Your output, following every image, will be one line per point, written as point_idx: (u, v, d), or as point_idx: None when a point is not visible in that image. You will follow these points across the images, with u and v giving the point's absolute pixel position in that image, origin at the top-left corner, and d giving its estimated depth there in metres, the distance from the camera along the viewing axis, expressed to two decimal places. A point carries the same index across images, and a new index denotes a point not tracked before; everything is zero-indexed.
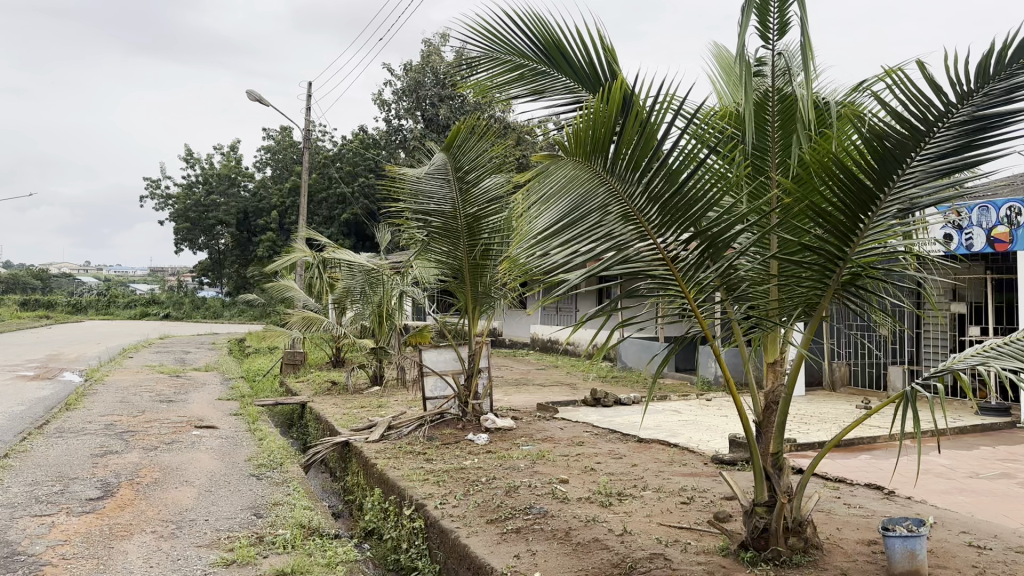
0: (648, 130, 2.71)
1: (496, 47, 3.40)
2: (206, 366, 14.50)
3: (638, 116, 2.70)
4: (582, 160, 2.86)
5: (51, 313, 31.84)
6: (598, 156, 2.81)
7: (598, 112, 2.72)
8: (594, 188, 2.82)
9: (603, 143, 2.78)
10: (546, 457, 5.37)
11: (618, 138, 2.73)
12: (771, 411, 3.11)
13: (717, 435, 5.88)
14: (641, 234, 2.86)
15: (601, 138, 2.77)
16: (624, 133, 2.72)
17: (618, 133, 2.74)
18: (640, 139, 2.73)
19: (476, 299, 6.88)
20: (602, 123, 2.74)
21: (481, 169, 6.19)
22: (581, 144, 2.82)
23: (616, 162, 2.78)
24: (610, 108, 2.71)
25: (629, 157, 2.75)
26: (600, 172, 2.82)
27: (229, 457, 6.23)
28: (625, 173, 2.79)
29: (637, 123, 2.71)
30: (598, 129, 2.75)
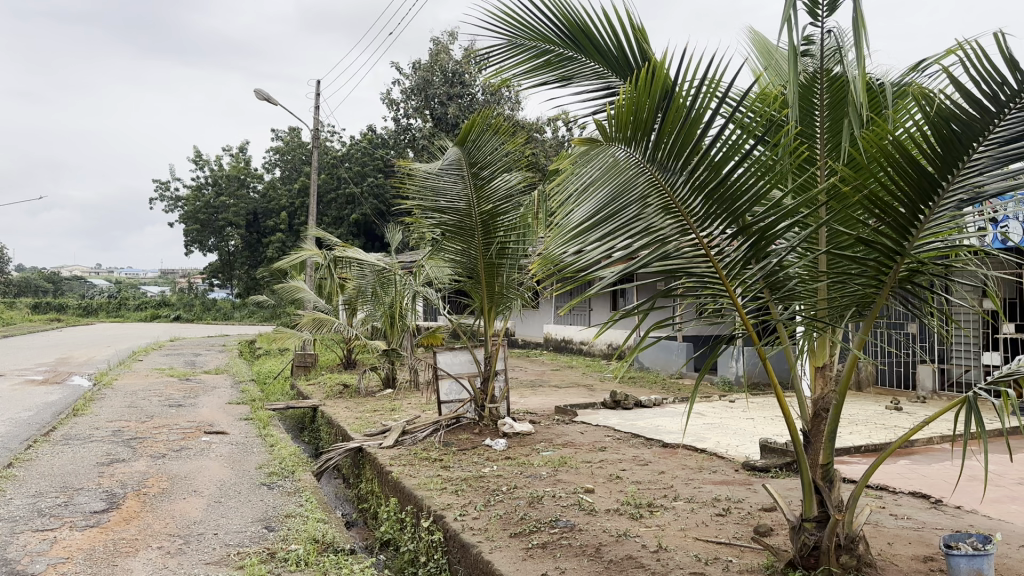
0: (690, 113, 2.51)
1: (520, 31, 3.18)
2: (216, 368, 14.34)
3: (681, 99, 2.50)
4: (623, 147, 2.67)
5: (63, 316, 31.87)
6: (639, 143, 2.62)
7: (637, 95, 2.52)
8: (633, 177, 2.63)
9: (644, 128, 2.58)
10: (568, 464, 5.15)
11: (660, 123, 2.53)
12: (820, 418, 2.90)
13: (746, 439, 5.65)
14: (683, 229, 2.64)
15: (640, 123, 2.58)
16: (667, 116, 2.52)
17: (659, 119, 2.53)
18: (682, 123, 2.52)
19: (492, 300, 6.62)
20: (643, 107, 2.54)
21: (496, 165, 6.00)
22: (620, 130, 2.63)
23: (657, 150, 2.59)
24: (651, 89, 2.52)
25: (671, 143, 2.55)
26: (641, 160, 2.63)
27: (240, 465, 6.03)
28: (667, 161, 2.59)
29: (679, 106, 2.51)
30: (638, 112, 2.55)
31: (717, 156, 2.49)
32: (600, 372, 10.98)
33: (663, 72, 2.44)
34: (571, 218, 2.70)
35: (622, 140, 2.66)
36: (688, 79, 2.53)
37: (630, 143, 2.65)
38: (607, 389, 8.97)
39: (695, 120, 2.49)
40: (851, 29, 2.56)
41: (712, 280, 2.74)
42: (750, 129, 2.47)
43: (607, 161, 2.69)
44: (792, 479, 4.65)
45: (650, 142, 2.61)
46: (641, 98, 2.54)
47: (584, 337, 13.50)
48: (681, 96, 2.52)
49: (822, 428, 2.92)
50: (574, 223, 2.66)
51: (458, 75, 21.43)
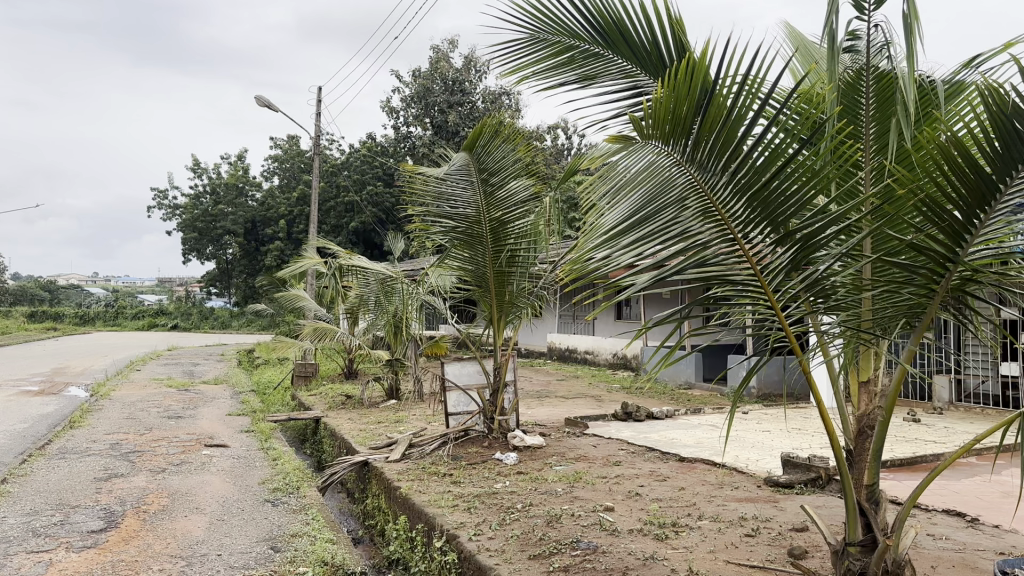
0: (734, 110, 2.28)
1: (546, 26, 3.03)
2: (215, 378, 14.14)
3: (723, 93, 2.27)
4: (660, 145, 2.43)
5: (59, 325, 31.61)
6: (678, 141, 2.39)
7: (676, 89, 2.30)
8: (670, 179, 2.40)
9: (683, 125, 2.36)
10: (583, 479, 4.97)
11: (700, 119, 2.31)
12: (866, 436, 2.75)
13: (766, 453, 5.48)
14: (724, 235, 2.40)
15: (678, 119, 2.35)
16: (709, 111, 2.28)
17: (700, 115, 2.30)
18: (723, 120, 2.30)
19: (501, 309, 6.44)
20: (683, 101, 2.32)
21: (506, 171, 5.83)
22: (656, 127, 2.40)
23: (697, 150, 2.36)
24: (691, 83, 2.29)
25: (712, 141, 2.32)
26: (678, 160, 2.40)
27: (242, 480, 5.85)
28: (706, 161, 2.35)
29: (721, 102, 2.28)
30: (677, 107, 2.33)
31: (760, 155, 2.26)
32: (606, 383, 10.82)
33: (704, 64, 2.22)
34: (602, 220, 2.46)
35: (660, 137, 2.43)
36: (729, 73, 2.31)
37: (666, 141, 2.42)
38: (616, 400, 8.80)
39: (739, 116, 2.26)
40: (904, 22, 2.40)
41: (753, 290, 2.51)
42: (799, 126, 2.24)
43: (644, 161, 2.46)
44: (819, 496, 4.48)
45: (689, 140, 2.38)
46: (680, 92, 2.32)
47: (588, 346, 13.34)
48: (723, 91, 2.29)
49: (867, 446, 2.77)
50: (604, 226, 2.42)
51: (458, 83, 21.32)
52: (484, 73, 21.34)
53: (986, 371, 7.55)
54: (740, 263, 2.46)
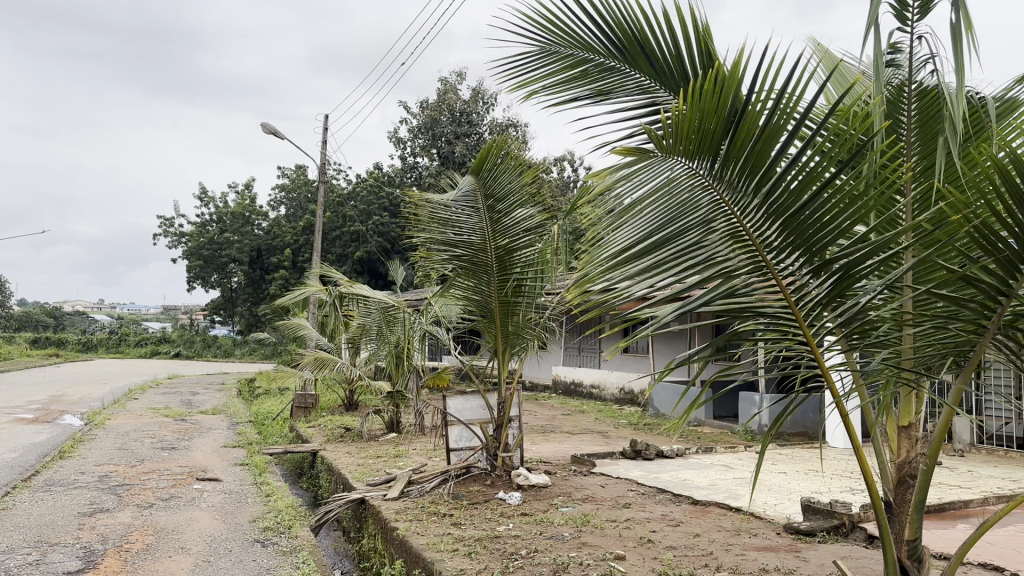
0: (769, 122, 1.96)
1: (559, 38, 2.81)
2: (213, 408, 13.86)
3: (757, 106, 1.95)
4: (685, 163, 2.10)
5: (61, 351, 31.31)
6: (705, 157, 2.06)
7: (703, 101, 1.97)
8: (695, 198, 2.07)
9: (710, 141, 2.03)
10: (591, 523, 4.70)
11: (731, 135, 1.97)
12: (907, 487, 2.49)
13: (784, 497, 5.21)
14: (754, 261, 2.07)
15: (705, 133, 2.02)
16: (740, 127, 1.96)
17: (732, 128, 1.98)
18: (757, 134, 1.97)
19: (507, 340, 6.18)
20: (710, 114, 1.98)
21: (513, 198, 5.63)
22: (681, 141, 2.07)
23: (725, 168, 2.04)
24: (721, 93, 1.96)
25: (742, 160, 2.00)
26: (704, 178, 2.07)
27: (232, 518, 5.58)
28: (736, 179, 2.03)
29: (755, 116, 1.95)
30: (704, 120, 1.99)
31: (794, 179, 1.95)
32: (612, 418, 10.54)
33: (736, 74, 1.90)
34: (616, 241, 2.17)
35: (683, 154, 2.10)
36: (764, 81, 1.99)
37: (692, 157, 2.09)
38: (623, 437, 8.52)
39: (774, 130, 1.94)
40: (954, 35, 2.20)
41: (785, 323, 2.20)
42: (842, 145, 1.93)
43: (663, 176, 2.13)
44: (843, 545, 4.20)
45: (716, 157, 2.05)
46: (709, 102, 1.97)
47: (594, 380, 13.08)
48: (757, 103, 1.96)
49: (908, 498, 2.50)
50: (618, 247, 2.13)
51: (466, 114, 21.33)
52: (492, 105, 21.33)
53: (1006, 412, 7.30)
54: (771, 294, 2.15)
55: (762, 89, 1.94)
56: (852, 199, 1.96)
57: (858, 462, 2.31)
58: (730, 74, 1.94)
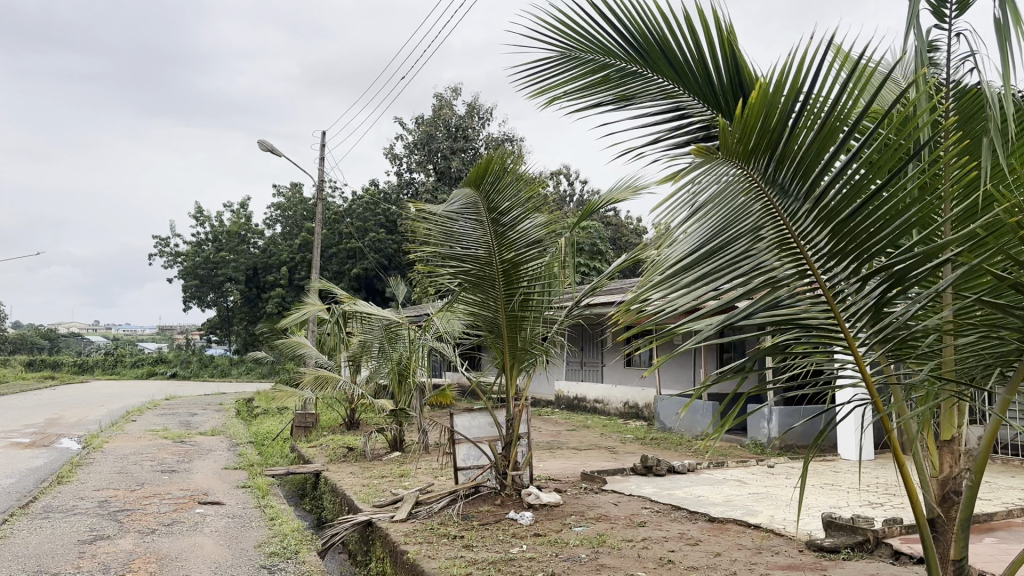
0: (825, 121, 1.85)
1: (579, 43, 2.70)
2: (212, 429, 13.68)
3: (815, 108, 1.87)
4: (738, 167, 2.00)
5: (56, 374, 31.06)
6: (758, 159, 1.97)
7: (760, 101, 1.88)
8: (745, 205, 1.98)
9: (769, 140, 1.93)
10: (608, 543, 4.58)
11: (786, 136, 1.89)
12: (952, 503, 2.38)
13: (803, 513, 5.10)
14: (803, 270, 1.97)
15: (764, 135, 1.93)
16: (796, 127, 1.87)
17: (790, 128, 1.88)
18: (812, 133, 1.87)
19: (514, 355, 6.07)
20: (771, 115, 1.89)
21: (519, 209, 5.51)
22: (738, 141, 1.96)
23: (779, 170, 1.94)
24: (781, 93, 1.88)
25: (796, 164, 1.91)
26: (756, 183, 1.98)
27: (236, 543, 5.44)
28: (788, 182, 1.93)
29: (814, 116, 1.86)
30: (766, 119, 1.90)
31: (841, 187, 1.86)
32: (618, 433, 10.43)
33: (797, 74, 1.83)
34: (666, 252, 2.08)
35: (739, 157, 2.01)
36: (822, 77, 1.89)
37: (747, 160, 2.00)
38: (631, 453, 8.40)
39: (829, 134, 1.84)
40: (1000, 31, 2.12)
41: (830, 337, 2.10)
42: (893, 153, 1.84)
43: (717, 182, 2.03)
44: (870, 562, 4.09)
45: (770, 158, 1.95)
46: (764, 100, 1.87)
47: (597, 395, 12.96)
48: (814, 102, 1.87)
49: (953, 514, 2.39)
50: (668, 258, 2.04)
51: (462, 129, 21.34)
52: (487, 120, 21.34)
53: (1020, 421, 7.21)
54: (818, 304, 2.07)
55: (819, 92, 1.85)
56: (904, 210, 1.86)
57: (899, 474, 2.23)
58: (788, 76, 1.87)
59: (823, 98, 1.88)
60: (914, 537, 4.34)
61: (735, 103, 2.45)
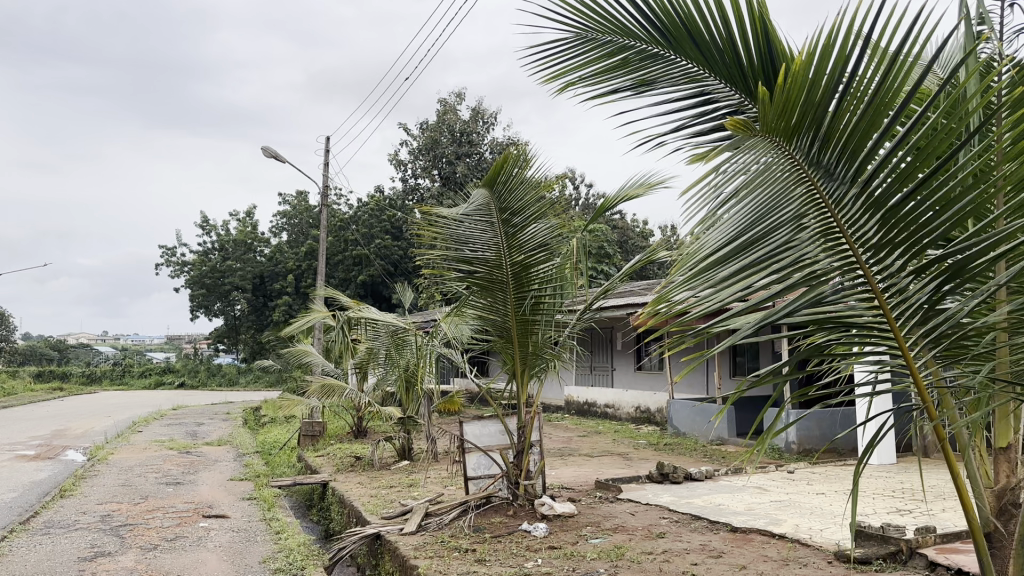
0: (879, 92, 1.65)
1: (595, 23, 2.53)
2: (218, 439, 13.51)
3: (862, 83, 1.68)
4: (778, 147, 1.81)
5: (64, 385, 31.00)
6: (801, 137, 1.77)
7: (802, 73, 1.69)
8: (785, 190, 1.78)
9: (814, 115, 1.74)
10: (626, 556, 4.38)
11: (833, 110, 1.69)
12: (1010, 517, 2.18)
13: (830, 522, 4.90)
14: (849, 263, 1.77)
15: (809, 109, 1.73)
16: (845, 100, 1.68)
17: (837, 101, 1.69)
18: (862, 107, 1.67)
19: (525, 361, 5.88)
20: (816, 86, 1.70)
21: (530, 210, 5.33)
22: (778, 115, 1.76)
23: (825, 149, 1.74)
24: (827, 61, 1.69)
25: (842, 142, 1.71)
26: (798, 165, 1.78)
27: (240, 559, 5.27)
28: (833, 164, 1.74)
29: (861, 93, 1.67)
30: (811, 93, 1.70)
31: (885, 178, 1.67)
32: (631, 439, 10.22)
33: (843, 43, 1.65)
34: (698, 242, 1.89)
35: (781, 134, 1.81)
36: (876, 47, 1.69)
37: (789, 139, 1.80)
38: (646, 459, 8.19)
39: (880, 108, 1.65)
40: None
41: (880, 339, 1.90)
42: (944, 138, 1.65)
43: (754, 165, 1.83)
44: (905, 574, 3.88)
45: (815, 136, 1.76)
46: (808, 71, 1.69)
47: (609, 400, 12.76)
48: (866, 72, 1.67)
49: (1011, 530, 2.18)
50: (700, 253, 1.85)
51: (467, 134, 21.19)
52: (492, 124, 21.19)
53: None
54: (865, 301, 1.87)
55: (872, 58, 1.65)
56: (958, 200, 1.66)
57: (953, 485, 2.03)
58: (837, 42, 1.67)
59: (870, 74, 1.69)
60: (949, 547, 4.13)
61: (765, 85, 2.26)
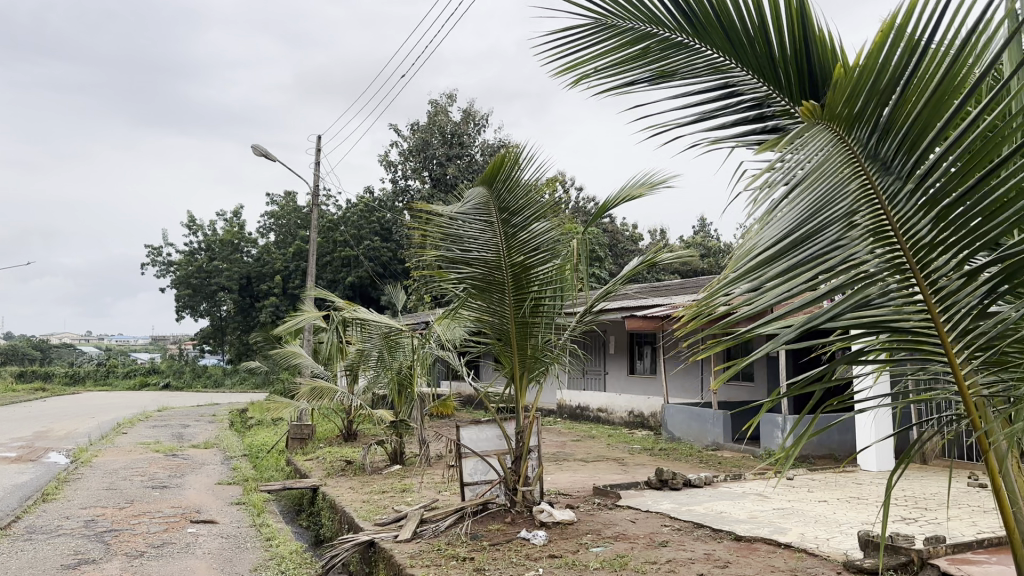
0: (944, 82, 1.55)
1: (614, 10, 2.41)
2: (205, 441, 13.31)
3: (928, 71, 1.59)
4: (841, 139, 1.71)
5: (48, 385, 30.64)
6: (861, 128, 1.68)
7: (869, 62, 1.63)
8: (841, 185, 1.66)
9: (876, 103, 1.65)
10: (630, 566, 4.26)
11: (896, 99, 1.61)
12: None
13: (836, 531, 4.79)
14: (901, 265, 1.66)
15: (872, 98, 1.65)
16: (910, 86, 1.59)
17: (901, 90, 1.60)
18: (927, 95, 1.57)
19: (524, 365, 5.75)
20: (882, 75, 1.63)
21: (530, 210, 5.20)
22: (844, 101, 1.67)
23: (885, 140, 1.65)
24: (896, 46, 1.61)
25: (901, 135, 1.61)
26: (859, 159, 1.68)
27: (230, 567, 5.12)
28: (891, 157, 1.64)
29: (926, 82, 1.58)
30: (876, 80, 1.63)
31: (937, 179, 1.56)
32: (625, 444, 10.12)
33: (917, 27, 1.57)
34: (749, 238, 1.79)
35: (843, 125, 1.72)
36: (947, 35, 1.59)
37: (850, 130, 1.70)
38: (642, 465, 8.08)
39: (943, 98, 1.55)
40: None
41: (928, 348, 1.78)
42: (1006, 136, 1.53)
43: (816, 156, 1.72)
44: None
45: (875, 127, 1.67)
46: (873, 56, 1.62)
47: (601, 404, 12.66)
48: (932, 61, 1.58)
49: None
50: (748, 248, 1.75)
51: (457, 135, 21.08)
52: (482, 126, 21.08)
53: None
54: (913, 305, 1.75)
55: (941, 45, 1.56)
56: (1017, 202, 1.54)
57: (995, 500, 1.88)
58: (906, 28, 1.59)
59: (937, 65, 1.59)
60: (961, 557, 4.03)
61: (795, 75, 2.14)
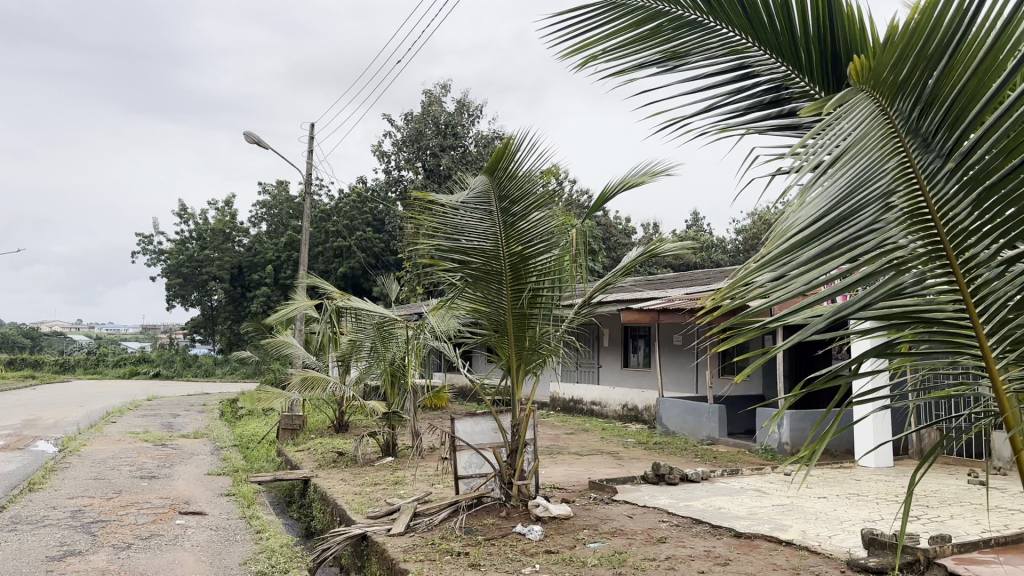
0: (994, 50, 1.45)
1: None
2: (195, 431, 13.17)
3: (978, 39, 1.49)
4: (880, 113, 1.60)
5: (37, 373, 30.37)
6: (903, 99, 1.57)
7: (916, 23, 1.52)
8: (878, 163, 1.55)
9: (922, 71, 1.54)
10: (629, 563, 4.17)
11: (943, 66, 1.50)
12: None
13: (838, 529, 4.71)
14: (936, 251, 1.56)
15: (919, 65, 1.54)
16: (958, 53, 1.48)
17: (949, 56, 1.49)
18: (975, 65, 1.47)
19: (520, 356, 5.65)
20: (932, 36, 1.52)
21: (530, 200, 5.09)
22: (887, 67, 1.56)
23: (926, 113, 1.54)
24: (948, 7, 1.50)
25: (944, 108, 1.51)
26: (898, 135, 1.57)
27: (220, 560, 5.01)
28: (932, 132, 1.53)
29: (975, 51, 1.48)
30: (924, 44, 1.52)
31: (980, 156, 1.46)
32: (619, 437, 10.05)
33: None
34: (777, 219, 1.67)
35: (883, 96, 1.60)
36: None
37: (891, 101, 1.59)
38: (638, 459, 8.00)
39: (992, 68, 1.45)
40: None
41: (960, 341, 1.68)
42: None
43: (855, 130, 1.60)
44: None
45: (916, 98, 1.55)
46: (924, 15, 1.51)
47: (595, 397, 12.59)
48: (984, 27, 1.48)
49: None
50: (777, 229, 1.63)
51: (451, 126, 20.92)
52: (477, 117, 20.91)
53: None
54: (947, 293, 1.65)
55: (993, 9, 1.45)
56: None
57: None
58: None
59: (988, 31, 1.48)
60: (967, 557, 3.96)
61: (817, 53, 2.04)
